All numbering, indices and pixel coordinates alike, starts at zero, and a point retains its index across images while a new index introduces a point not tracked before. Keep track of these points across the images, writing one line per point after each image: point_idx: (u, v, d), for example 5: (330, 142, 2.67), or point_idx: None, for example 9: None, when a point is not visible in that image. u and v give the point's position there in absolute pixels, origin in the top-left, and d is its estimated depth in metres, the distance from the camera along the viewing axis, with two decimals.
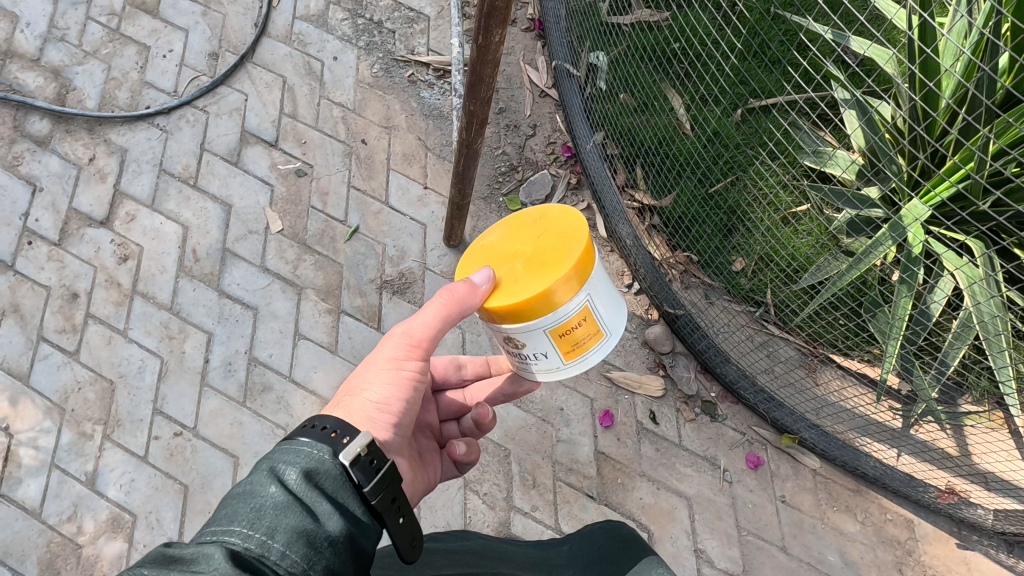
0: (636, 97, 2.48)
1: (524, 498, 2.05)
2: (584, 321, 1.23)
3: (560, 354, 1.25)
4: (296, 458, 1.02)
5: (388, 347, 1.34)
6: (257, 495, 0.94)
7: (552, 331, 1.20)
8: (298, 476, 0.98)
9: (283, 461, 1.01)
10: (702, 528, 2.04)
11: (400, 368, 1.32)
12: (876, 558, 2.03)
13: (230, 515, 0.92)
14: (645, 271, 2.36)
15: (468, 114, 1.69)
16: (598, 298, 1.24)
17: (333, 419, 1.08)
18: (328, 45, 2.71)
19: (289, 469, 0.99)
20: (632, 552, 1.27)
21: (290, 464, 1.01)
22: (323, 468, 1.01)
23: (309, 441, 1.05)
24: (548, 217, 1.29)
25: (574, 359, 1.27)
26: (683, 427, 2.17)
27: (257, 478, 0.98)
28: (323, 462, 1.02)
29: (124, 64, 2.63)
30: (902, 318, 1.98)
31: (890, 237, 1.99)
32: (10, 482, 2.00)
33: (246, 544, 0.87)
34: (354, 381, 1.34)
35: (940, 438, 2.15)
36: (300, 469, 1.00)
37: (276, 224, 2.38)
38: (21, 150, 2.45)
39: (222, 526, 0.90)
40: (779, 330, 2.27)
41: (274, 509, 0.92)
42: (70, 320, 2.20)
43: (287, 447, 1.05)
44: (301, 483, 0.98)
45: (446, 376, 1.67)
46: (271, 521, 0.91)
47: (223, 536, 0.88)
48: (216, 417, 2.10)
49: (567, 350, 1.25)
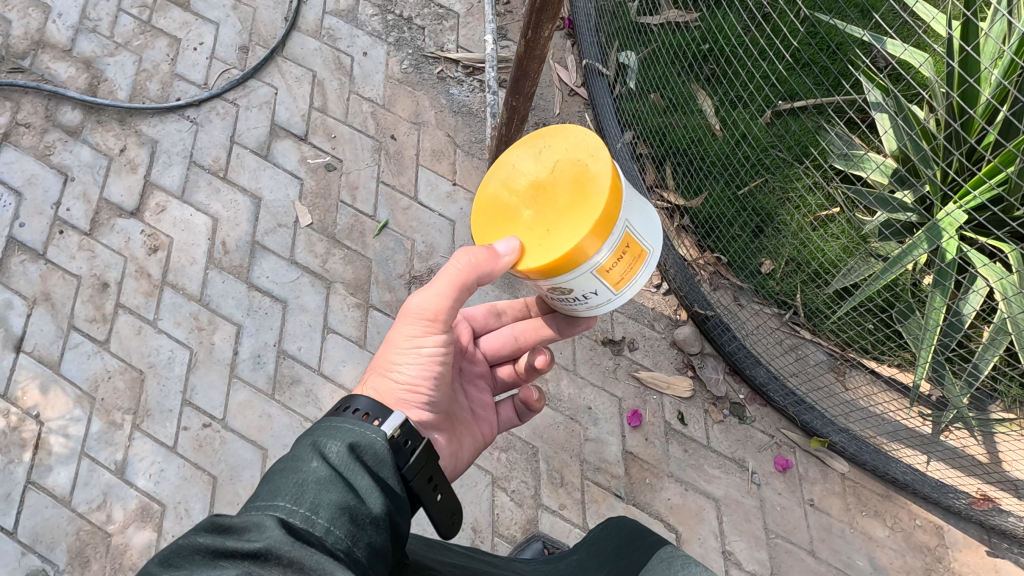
0: (666, 98, 2.50)
1: (552, 496, 2.04)
2: (631, 247, 1.13)
3: (609, 288, 1.14)
4: (337, 433, 0.99)
5: (401, 324, 1.29)
6: (300, 469, 0.92)
7: (602, 270, 1.11)
8: (340, 450, 0.96)
9: (324, 436, 0.99)
10: (731, 530, 2.03)
11: (420, 345, 1.29)
12: (905, 564, 2.02)
13: (274, 489, 0.89)
14: (674, 270, 2.35)
15: (509, 109, 1.71)
16: (638, 222, 1.14)
17: (366, 402, 1.07)
18: (358, 40, 2.71)
19: (331, 443, 0.97)
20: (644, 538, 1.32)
21: (331, 439, 0.98)
22: (366, 444, 0.99)
23: (348, 421, 1.03)
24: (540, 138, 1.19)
25: (624, 289, 1.16)
26: (712, 429, 2.16)
27: (298, 453, 0.95)
28: (365, 438, 1.00)
29: (155, 56, 2.63)
30: (935, 321, 1.97)
31: (925, 243, 1.95)
32: (40, 469, 2.00)
33: (292, 518, 0.85)
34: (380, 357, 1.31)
35: (970, 444, 2.14)
36: (343, 444, 0.98)
37: (305, 218, 2.38)
38: (53, 140, 2.45)
39: (267, 498, 0.88)
40: (809, 333, 2.26)
41: (318, 483, 0.89)
42: (100, 309, 2.21)
43: (320, 422, 1.02)
44: (345, 457, 0.96)
45: (486, 326, 1.64)
46: (315, 496, 0.88)
47: (270, 506, 0.86)
48: (245, 409, 2.10)
49: (622, 281, 1.14)
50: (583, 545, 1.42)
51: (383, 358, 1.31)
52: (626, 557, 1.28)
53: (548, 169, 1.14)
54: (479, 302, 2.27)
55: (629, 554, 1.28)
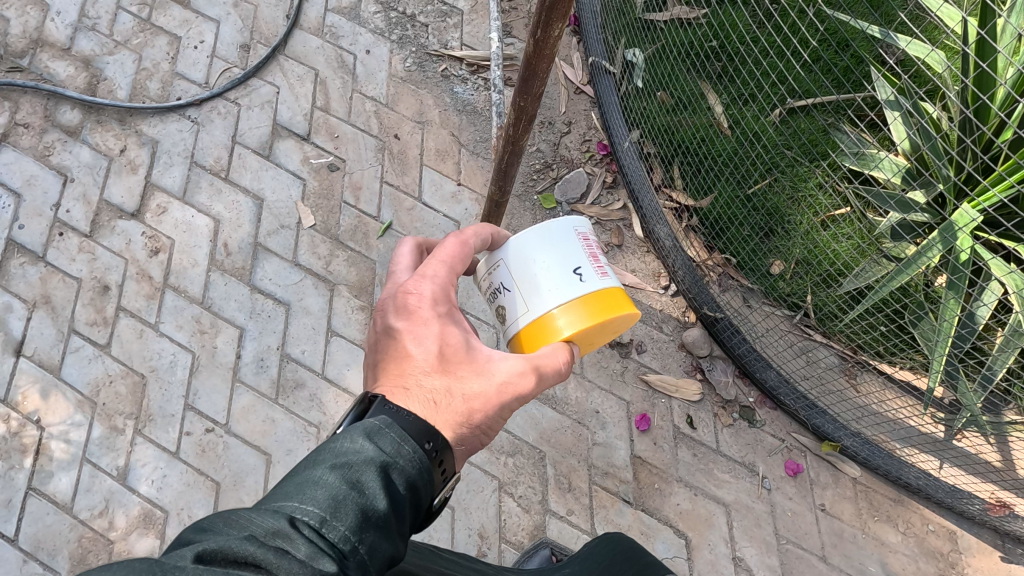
0: (673, 96, 2.46)
1: (559, 502, 2.00)
2: None
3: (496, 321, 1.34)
4: (402, 461, 0.91)
5: (514, 385, 1.10)
6: (365, 494, 0.85)
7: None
8: (402, 485, 0.90)
9: (389, 459, 0.90)
10: (741, 536, 2.00)
11: (507, 411, 1.12)
12: (918, 569, 1.99)
13: (335, 507, 0.82)
14: (683, 272, 2.30)
15: (517, 109, 1.68)
16: None
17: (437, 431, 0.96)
18: (360, 38, 2.67)
19: (395, 472, 0.90)
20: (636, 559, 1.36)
21: (396, 466, 0.91)
22: (422, 484, 0.93)
23: (414, 446, 0.94)
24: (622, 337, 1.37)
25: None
26: (721, 432, 2.13)
27: (364, 470, 0.87)
28: (424, 474, 0.93)
29: (155, 54, 2.60)
30: (948, 325, 1.93)
31: (940, 244, 1.91)
32: (41, 475, 1.97)
33: (344, 556, 0.79)
34: (468, 401, 1.07)
35: (985, 450, 2.11)
36: (405, 479, 0.91)
37: (308, 219, 2.35)
38: (52, 140, 2.42)
39: (326, 513, 0.81)
40: (821, 336, 2.23)
41: (378, 522, 0.84)
42: (101, 313, 2.18)
43: (390, 433, 0.93)
44: (403, 495, 0.89)
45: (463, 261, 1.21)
46: (372, 537, 0.83)
47: (326, 528, 0.80)
48: (248, 414, 2.07)
49: None
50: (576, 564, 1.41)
51: (472, 407, 1.07)
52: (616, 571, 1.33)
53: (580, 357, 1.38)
54: (484, 305, 2.24)
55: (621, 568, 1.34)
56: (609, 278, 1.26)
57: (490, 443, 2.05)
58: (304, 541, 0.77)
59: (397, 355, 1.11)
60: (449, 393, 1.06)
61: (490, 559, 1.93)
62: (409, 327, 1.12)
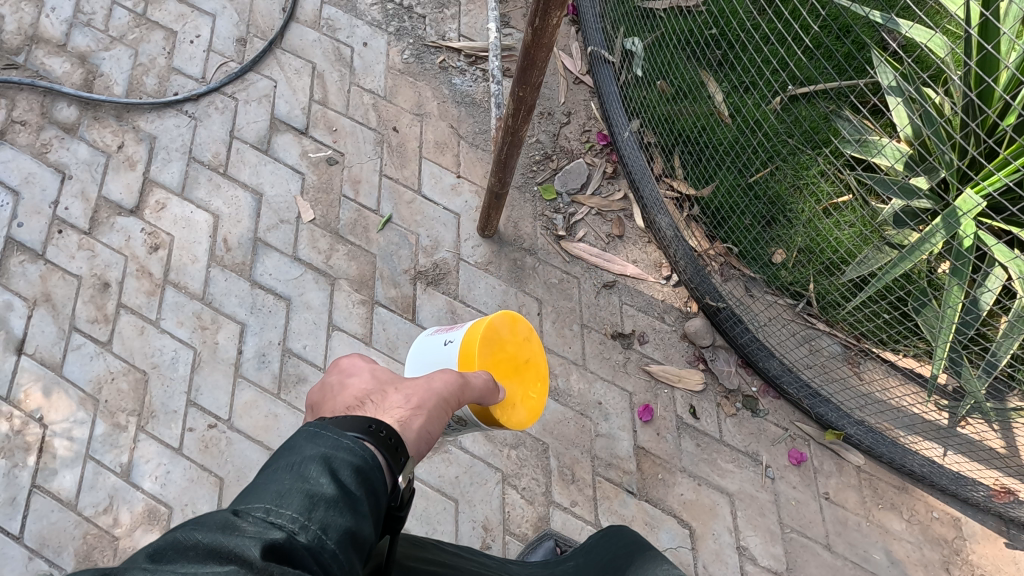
0: (673, 85, 2.45)
1: (563, 493, 2.00)
2: None
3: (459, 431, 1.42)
4: (344, 448, 0.90)
5: (449, 381, 1.15)
6: (308, 482, 0.84)
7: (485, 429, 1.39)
8: (350, 470, 0.87)
9: (331, 450, 0.89)
10: (745, 525, 2.00)
11: (449, 404, 1.13)
12: (922, 557, 1.99)
13: (279, 498, 0.81)
14: (685, 263, 2.30)
15: (516, 100, 1.67)
16: None
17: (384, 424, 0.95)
18: (357, 30, 2.66)
19: (340, 460, 0.88)
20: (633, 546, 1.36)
21: (339, 456, 0.89)
22: (371, 466, 0.90)
23: (355, 434, 0.92)
24: (532, 340, 1.44)
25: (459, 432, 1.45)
26: (724, 422, 2.13)
27: (306, 462, 0.86)
28: (372, 459, 0.91)
29: (151, 49, 2.58)
30: (952, 312, 1.92)
31: (944, 229, 1.89)
32: (45, 473, 1.97)
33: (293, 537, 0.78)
34: (410, 395, 1.09)
35: (988, 437, 2.12)
36: (351, 464, 0.88)
37: (307, 213, 2.34)
38: (49, 137, 2.41)
39: (273, 505, 0.81)
40: (824, 324, 2.22)
41: (325, 505, 0.82)
42: (102, 310, 2.17)
43: (329, 427, 0.92)
44: (353, 480, 0.87)
45: None
46: (323, 517, 0.81)
47: (275, 516, 0.79)
48: (250, 409, 2.07)
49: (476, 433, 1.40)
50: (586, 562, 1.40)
51: (416, 400, 1.09)
52: (619, 558, 1.34)
53: (530, 362, 1.42)
54: (485, 297, 2.24)
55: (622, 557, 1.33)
56: (456, 333, 1.42)
57: (492, 436, 2.05)
58: (253, 528, 0.77)
59: (330, 394, 1.13)
60: (381, 396, 1.09)
61: (494, 551, 1.92)
62: (338, 372, 1.17)
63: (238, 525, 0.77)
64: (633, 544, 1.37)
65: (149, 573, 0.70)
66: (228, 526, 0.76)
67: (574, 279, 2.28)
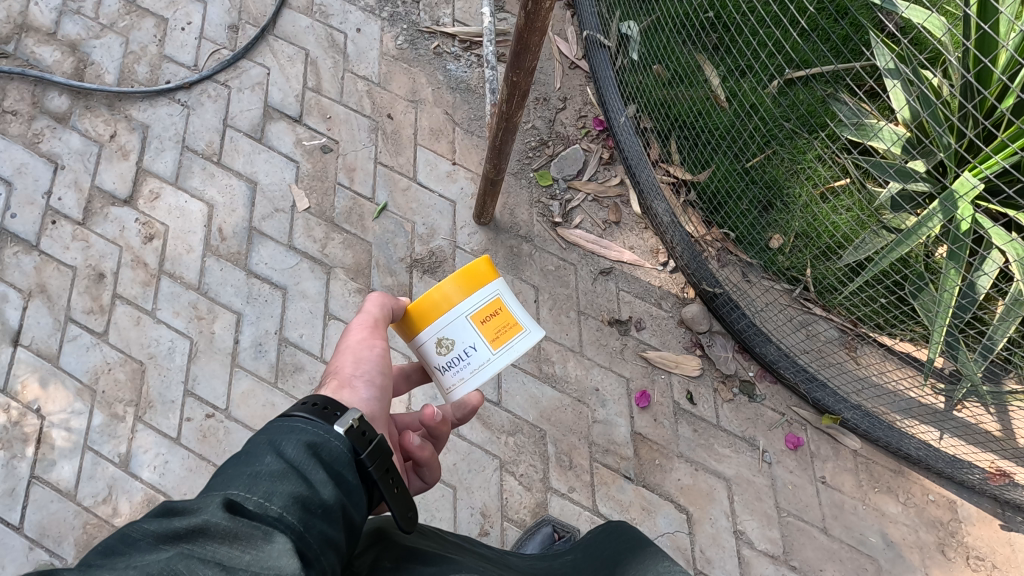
0: (669, 69, 2.42)
1: (561, 479, 2.01)
2: (500, 306, 1.34)
3: (487, 344, 1.31)
4: (290, 432, 0.91)
5: (353, 331, 1.27)
6: (252, 464, 0.84)
7: (475, 317, 1.31)
8: (297, 446, 0.89)
9: (278, 435, 0.90)
10: (742, 510, 2.01)
11: (370, 344, 1.25)
12: (918, 540, 2.00)
13: (226, 480, 0.82)
14: (681, 248, 2.29)
15: (510, 85, 1.65)
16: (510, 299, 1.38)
17: (320, 396, 1.00)
18: (350, 16, 2.63)
19: (288, 440, 0.89)
20: (626, 533, 1.39)
21: (287, 438, 0.90)
22: (323, 442, 0.92)
23: (305, 417, 0.95)
24: None
25: (501, 350, 1.32)
26: (721, 408, 2.13)
27: (252, 448, 0.88)
28: (321, 434, 0.92)
29: (142, 37, 2.55)
30: (949, 295, 1.93)
31: (941, 214, 1.90)
32: (44, 464, 1.97)
33: (239, 509, 0.77)
34: (330, 368, 1.23)
35: (984, 419, 2.12)
36: (299, 442, 0.90)
37: (302, 202, 2.33)
38: (42, 128, 2.39)
39: (217, 488, 0.81)
40: (820, 309, 2.23)
41: (270, 476, 0.82)
42: (97, 301, 2.17)
43: (278, 420, 0.94)
44: (302, 454, 0.88)
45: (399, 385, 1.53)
46: (269, 485, 0.81)
47: (220, 492, 0.80)
48: (248, 398, 2.07)
49: (479, 322, 1.31)
50: (586, 553, 1.42)
51: (333, 364, 1.23)
52: (612, 546, 1.37)
53: None
54: None
55: (616, 546, 1.35)
56: None
57: (490, 423, 2.05)
58: (197, 506, 0.77)
59: None
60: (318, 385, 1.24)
61: (493, 537, 1.93)
62: None
63: (183, 508, 0.77)
64: (627, 532, 1.40)
65: (90, 567, 0.67)
66: (172, 512, 0.76)
67: (570, 266, 2.27)
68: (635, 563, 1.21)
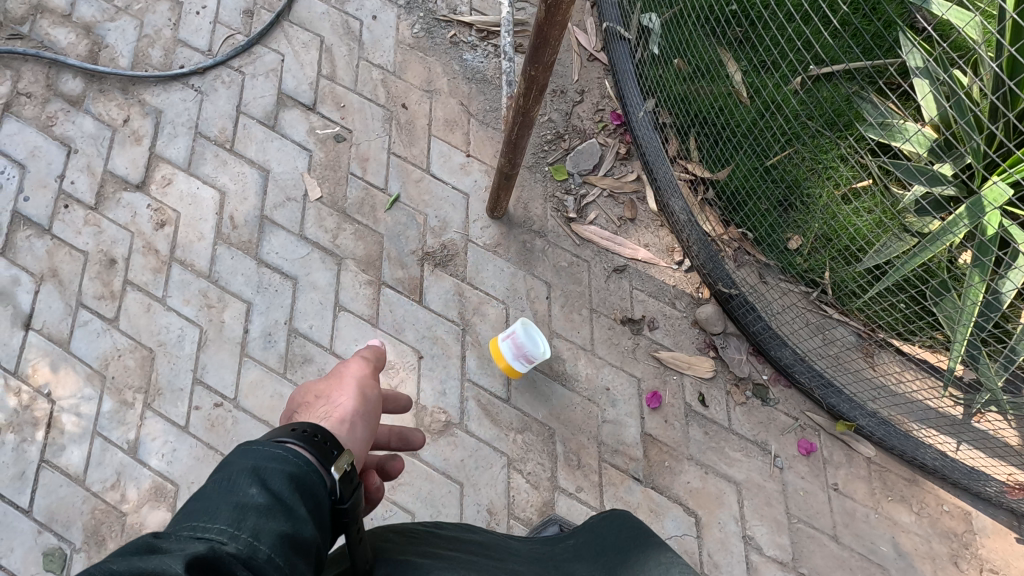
0: (690, 64, 2.37)
1: (569, 478, 1.99)
2: None
3: None
4: (273, 460, 0.87)
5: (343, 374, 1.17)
6: (237, 494, 0.81)
7: None
8: (283, 479, 0.85)
9: (263, 464, 0.86)
10: (751, 514, 1.98)
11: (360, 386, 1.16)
12: (931, 550, 1.97)
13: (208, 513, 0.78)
14: (697, 248, 2.25)
15: (528, 79, 1.62)
16: None
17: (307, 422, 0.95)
18: (366, 3, 2.59)
19: (274, 471, 0.86)
20: (629, 521, 1.35)
21: (273, 468, 0.86)
22: (306, 474, 0.88)
23: (290, 444, 0.90)
24: None
25: None
26: (733, 411, 2.10)
27: (236, 477, 0.83)
28: (305, 467, 0.89)
29: (156, 20, 2.53)
30: (971, 305, 1.88)
31: (966, 221, 1.85)
32: (54, 448, 1.98)
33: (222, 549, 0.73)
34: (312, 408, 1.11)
35: (1003, 429, 2.07)
36: (283, 474, 0.86)
37: (314, 191, 2.30)
38: (55, 110, 2.37)
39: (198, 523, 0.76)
40: (838, 313, 2.18)
41: (258, 513, 0.79)
42: (108, 286, 2.16)
43: (257, 443, 0.90)
44: (288, 487, 0.85)
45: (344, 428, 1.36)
46: (256, 523, 0.78)
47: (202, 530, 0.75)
48: (256, 389, 2.06)
49: None
50: (588, 539, 1.39)
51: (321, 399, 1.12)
52: (613, 534, 1.33)
53: None
54: (494, 280, 2.20)
55: (619, 533, 1.31)
56: None
57: (499, 420, 2.03)
58: (176, 546, 0.72)
59: None
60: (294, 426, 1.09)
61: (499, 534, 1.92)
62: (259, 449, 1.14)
63: (161, 546, 0.72)
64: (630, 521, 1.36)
65: None
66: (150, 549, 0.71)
67: (583, 262, 2.24)
68: (638, 552, 1.16)
